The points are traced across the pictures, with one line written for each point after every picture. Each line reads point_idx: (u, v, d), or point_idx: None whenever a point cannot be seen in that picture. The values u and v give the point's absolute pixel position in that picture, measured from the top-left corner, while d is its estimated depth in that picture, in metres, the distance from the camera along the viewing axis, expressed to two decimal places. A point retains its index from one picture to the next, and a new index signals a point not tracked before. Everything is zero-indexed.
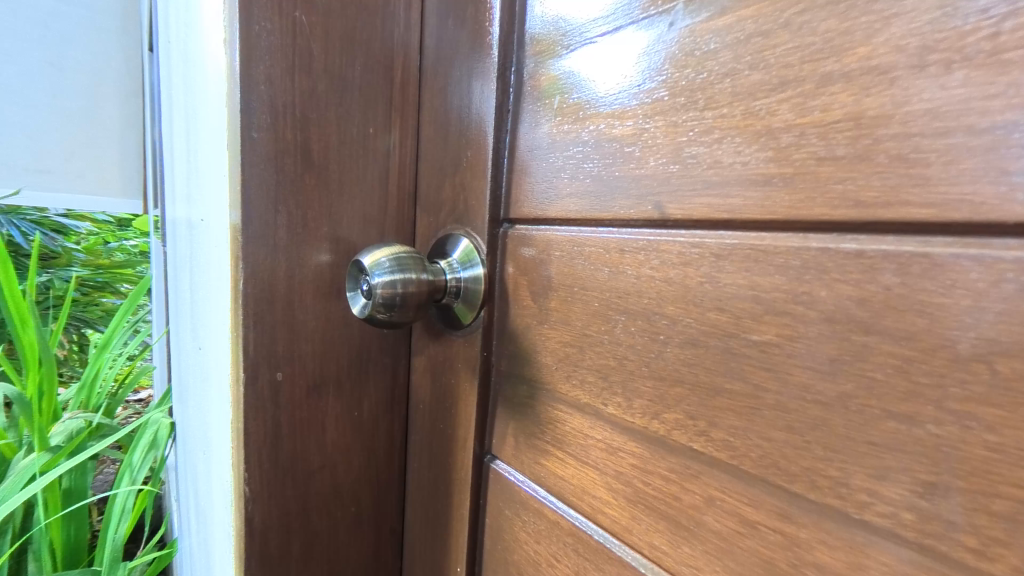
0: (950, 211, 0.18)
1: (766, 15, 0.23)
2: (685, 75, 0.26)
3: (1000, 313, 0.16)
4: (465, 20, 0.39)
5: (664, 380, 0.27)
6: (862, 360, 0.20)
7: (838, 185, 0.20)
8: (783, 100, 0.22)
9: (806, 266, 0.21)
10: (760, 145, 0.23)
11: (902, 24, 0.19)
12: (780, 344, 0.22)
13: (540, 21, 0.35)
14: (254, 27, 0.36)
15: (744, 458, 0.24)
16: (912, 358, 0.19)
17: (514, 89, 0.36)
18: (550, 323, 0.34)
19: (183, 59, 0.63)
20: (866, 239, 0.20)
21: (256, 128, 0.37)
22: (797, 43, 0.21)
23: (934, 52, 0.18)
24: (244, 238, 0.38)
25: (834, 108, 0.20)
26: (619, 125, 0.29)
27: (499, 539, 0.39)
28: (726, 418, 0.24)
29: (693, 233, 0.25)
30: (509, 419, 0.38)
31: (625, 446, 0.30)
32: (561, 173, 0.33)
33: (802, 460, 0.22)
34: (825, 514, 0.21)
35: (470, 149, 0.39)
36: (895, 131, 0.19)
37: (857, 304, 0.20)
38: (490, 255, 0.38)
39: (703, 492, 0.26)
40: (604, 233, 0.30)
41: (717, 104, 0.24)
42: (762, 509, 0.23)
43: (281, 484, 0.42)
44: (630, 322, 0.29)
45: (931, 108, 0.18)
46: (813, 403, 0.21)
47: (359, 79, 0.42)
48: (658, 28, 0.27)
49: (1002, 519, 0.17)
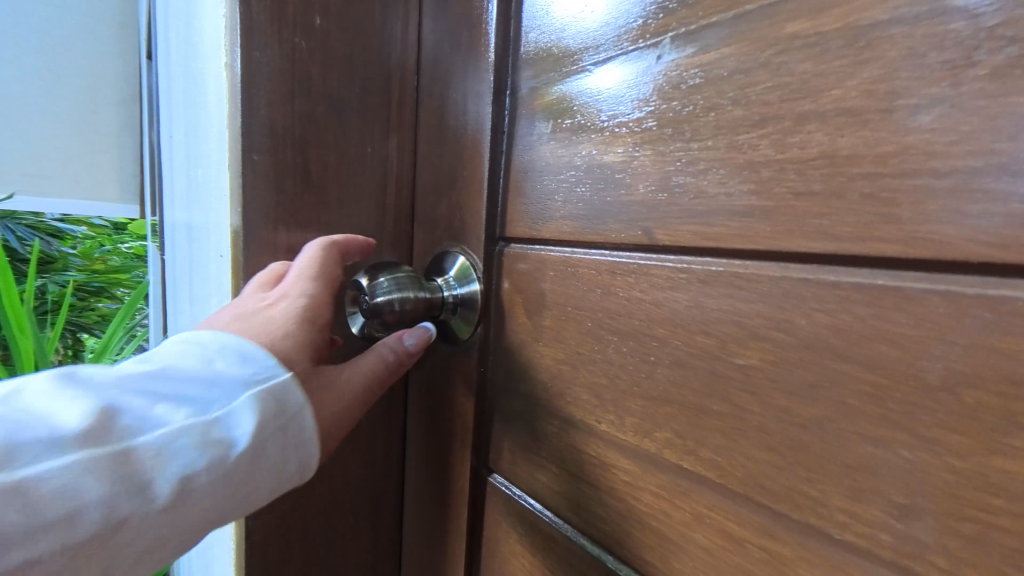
0: (918, 248, 0.19)
1: (747, 54, 0.24)
2: (672, 107, 0.27)
3: (965, 347, 0.18)
4: (460, 44, 0.40)
5: (654, 400, 0.28)
6: (839, 387, 0.21)
7: (815, 219, 0.21)
8: (764, 136, 0.23)
9: (787, 295, 0.22)
10: (742, 177, 0.24)
11: (874, 69, 0.20)
12: (763, 368, 0.23)
13: (534, 46, 0.36)
14: (255, 54, 0.38)
15: (730, 477, 0.25)
16: (884, 386, 0.20)
17: (509, 112, 0.37)
18: (544, 341, 0.35)
19: (180, 71, 0.63)
20: (842, 271, 0.21)
21: (256, 151, 0.38)
22: (776, 83, 0.22)
23: (901, 99, 0.19)
24: (244, 256, 0.39)
25: (811, 145, 0.21)
26: (609, 151, 0.30)
27: (496, 551, 0.40)
28: (713, 437, 0.25)
29: (681, 259, 0.26)
30: (506, 434, 0.39)
31: (618, 462, 0.30)
32: (554, 196, 0.34)
33: (784, 480, 0.23)
34: (806, 531, 0.22)
35: (465, 169, 0.40)
36: (867, 170, 0.20)
37: (833, 333, 0.21)
38: (486, 272, 0.39)
39: (691, 509, 0.27)
40: (596, 255, 0.31)
41: (702, 135, 0.25)
42: (747, 526, 0.24)
43: (280, 498, 0.42)
44: (621, 343, 0.30)
45: (901, 150, 0.19)
46: (793, 425, 0.22)
47: (357, 99, 0.42)
48: (646, 60, 0.28)
49: (968, 540, 0.18)
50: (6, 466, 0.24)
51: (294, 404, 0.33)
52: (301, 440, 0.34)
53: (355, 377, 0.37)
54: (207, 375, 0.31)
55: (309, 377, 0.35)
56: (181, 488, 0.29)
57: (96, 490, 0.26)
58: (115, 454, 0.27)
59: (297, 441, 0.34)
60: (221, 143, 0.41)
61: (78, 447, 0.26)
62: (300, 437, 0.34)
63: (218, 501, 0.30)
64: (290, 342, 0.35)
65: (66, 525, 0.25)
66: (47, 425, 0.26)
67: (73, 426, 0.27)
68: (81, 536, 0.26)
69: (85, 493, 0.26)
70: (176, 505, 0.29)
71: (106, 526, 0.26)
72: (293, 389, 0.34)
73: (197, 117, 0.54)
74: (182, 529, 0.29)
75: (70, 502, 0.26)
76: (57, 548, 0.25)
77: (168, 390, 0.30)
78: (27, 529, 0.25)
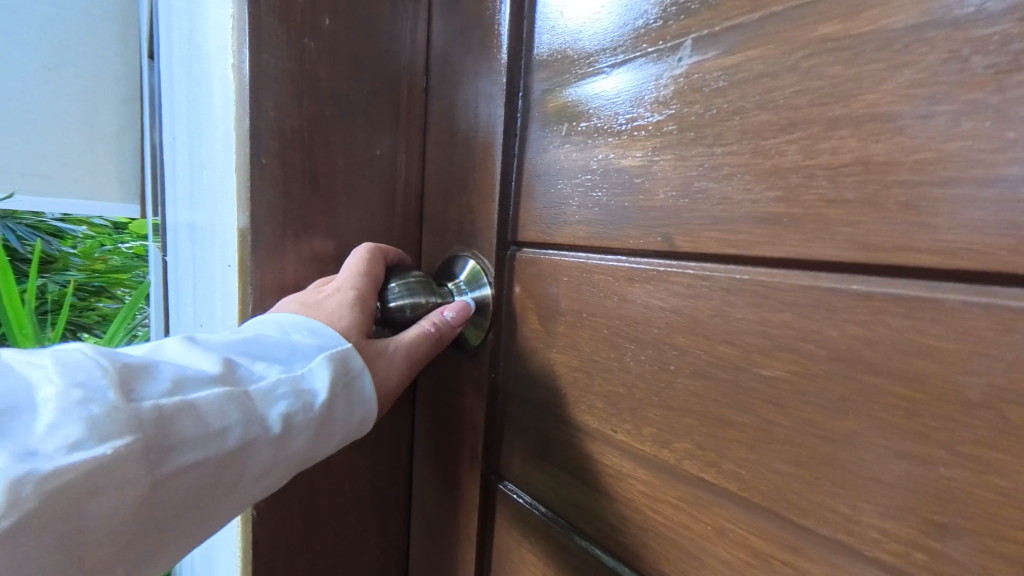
0: (958, 259, 0.18)
1: (775, 57, 0.23)
2: (694, 110, 0.26)
3: (1010, 362, 0.17)
4: (471, 45, 0.39)
5: (673, 410, 0.27)
6: (872, 401, 0.20)
7: (847, 227, 0.21)
8: (792, 141, 0.22)
9: (816, 304, 0.22)
10: (769, 183, 0.23)
11: (911, 74, 0.19)
12: (791, 380, 0.23)
13: (547, 48, 0.35)
14: (264, 56, 0.37)
15: (754, 490, 0.24)
16: (921, 401, 0.19)
17: (521, 114, 0.37)
18: (558, 347, 0.34)
19: (184, 72, 0.62)
20: (876, 281, 0.20)
21: (264, 153, 0.38)
22: (805, 86, 0.22)
23: (940, 103, 0.18)
24: (251, 260, 0.38)
25: (843, 151, 0.21)
26: (627, 155, 0.29)
27: (506, 560, 0.40)
28: (736, 450, 0.25)
29: (703, 266, 0.26)
30: (518, 441, 0.38)
31: (635, 472, 0.30)
32: (568, 200, 0.33)
33: (812, 495, 0.22)
34: (835, 548, 0.22)
35: (476, 173, 0.39)
36: (903, 178, 0.19)
37: (866, 345, 0.20)
38: (498, 277, 0.38)
39: (713, 522, 0.26)
40: (612, 261, 0.30)
41: (726, 140, 0.25)
42: (772, 541, 0.24)
43: (288, 506, 0.42)
44: (639, 351, 0.29)
45: (939, 157, 0.18)
46: (822, 439, 0.22)
47: (366, 101, 0.42)
48: (666, 62, 0.27)
49: (1010, 561, 0.17)
50: (172, 390, 0.27)
51: (360, 367, 0.35)
52: (364, 399, 0.35)
53: (410, 359, 0.38)
54: (288, 343, 0.34)
55: (368, 349, 0.37)
56: (289, 427, 0.31)
57: (235, 415, 0.29)
58: (247, 390, 0.30)
59: (361, 399, 0.35)
60: (227, 145, 0.40)
61: (218, 382, 0.29)
62: (363, 399, 0.35)
63: (312, 445, 0.33)
64: (348, 319, 0.36)
65: (210, 444, 0.27)
66: (192, 364, 0.29)
67: (217, 364, 0.30)
68: (218, 457, 0.28)
69: (228, 418, 0.28)
70: (284, 441, 0.31)
71: (236, 452, 0.28)
72: (355, 355, 0.36)
73: (201, 118, 0.53)
74: (288, 461, 0.31)
75: (217, 423, 0.28)
76: (201, 462, 0.27)
77: (263, 349, 0.33)
78: (181, 443, 0.26)
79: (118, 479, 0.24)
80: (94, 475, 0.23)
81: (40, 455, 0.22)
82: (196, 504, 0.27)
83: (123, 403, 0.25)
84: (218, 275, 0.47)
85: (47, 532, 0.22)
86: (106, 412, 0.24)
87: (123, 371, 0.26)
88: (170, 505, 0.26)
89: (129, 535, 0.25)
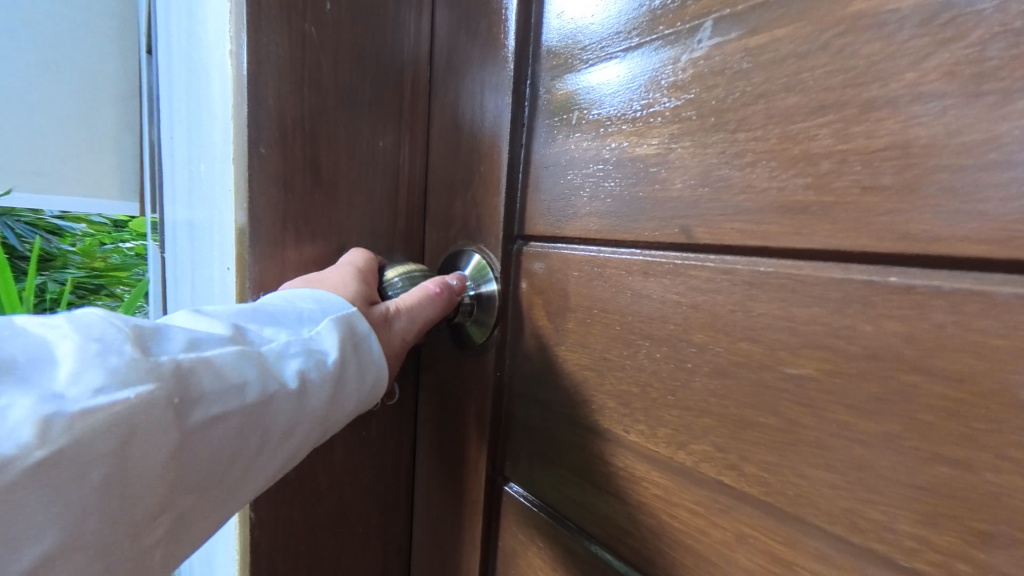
0: (1009, 248, 0.17)
1: (804, 37, 0.22)
2: (715, 94, 0.25)
3: None
4: (477, 32, 0.38)
5: (690, 411, 0.26)
6: (910, 401, 0.19)
7: (884, 216, 0.19)
8: (823, 125, 0.21)
9: (848, 298, 0.20)
10: (797, 170, 0.22)
11: (957, 50, 0.18)
12: (820, 379, 0.21)
13: (557, 34, 0.34)
14: (263, 41, 0.36)
15: (778, 495, 0.23)
16: (965, 401, 0.18)
17: (529, 103, 0.35)
18: (568, 345, 0.33)
19: (182, 65, 0.61)
20: (915, 273, 0.19)
21: (263, 143, 0.37)
22: (838, 66, 0.21)
23: (990, 81, 0.17)
24: (250, 254, 0.37)
25: (879, 135, 0.19)
26: (643, 143, 0.28)
27: (512, 564, 0.38)
28: (759, 452, 0.23)
29: (724, 259, 0.24)
30: (525, 441, 0.37)
31: (649, 475, 0.29)
32: (579, 192, 0.32)
33: (843, 501, 0.21)
34: (868, 558, 0.20)
35: (482, 164, 0.38)
36: (947, 162, 0.18)
37: (905, 342, 0.19)
38: (505, 271, 0.36)
39: (733, 528, 0.25)
40: (626, 254, 0.29)
41: (750, 125, 0.23)
42: (797, 549, 0.23)
43: (287, 509, 0.40)
44: (654, 348, 0.28)
45: (988, 139, 0.17)
46: (854, 442, 0.20)
47: (368, 90, 0.40)
48: (685, 45, 0.26)
49: None
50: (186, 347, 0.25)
51: (366, 329, 0.34)
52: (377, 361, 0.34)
53: (415, 322, 0.36)
54: (295, 310, 0.32)
55: (371, 314, 0.35)
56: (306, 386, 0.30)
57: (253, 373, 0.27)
58: (261, 350, 0.28)
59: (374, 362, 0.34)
60: (225, 136, 0.39)
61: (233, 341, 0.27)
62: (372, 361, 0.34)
63: (331, 404, 0.31)
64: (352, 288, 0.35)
65: (231, 400, 0.26)
66: (202, 326, 0.27)
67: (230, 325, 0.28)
68: (241, 414, 0.26)
69: (245, 374, 0.27)
70: (303, 399, 0.29)
71: (257, 408, 0.27)
72: (361, 318, 0.34)
73: (199, 110, 0.52)
74: (307, 422, 0.30)
75: (235, 378, 0.26)
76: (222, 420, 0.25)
77: (268, 315, 0.31)
78: (202, 397, 0.24)
79: (143, 434, 0.22)
80: (118, 424, 0.21)
81: (66, 399, 0.20)
82: (219, 464, 0.25)
83: (142, 355, 0.23)
84: (216, 270, 0.46)
85: (69, 494, 0.20)
86: (128, 362, 0.22)
87: (136, 327, 0.24)
88: (194, 467, 0.24)
89: (154, 494, 0.22)
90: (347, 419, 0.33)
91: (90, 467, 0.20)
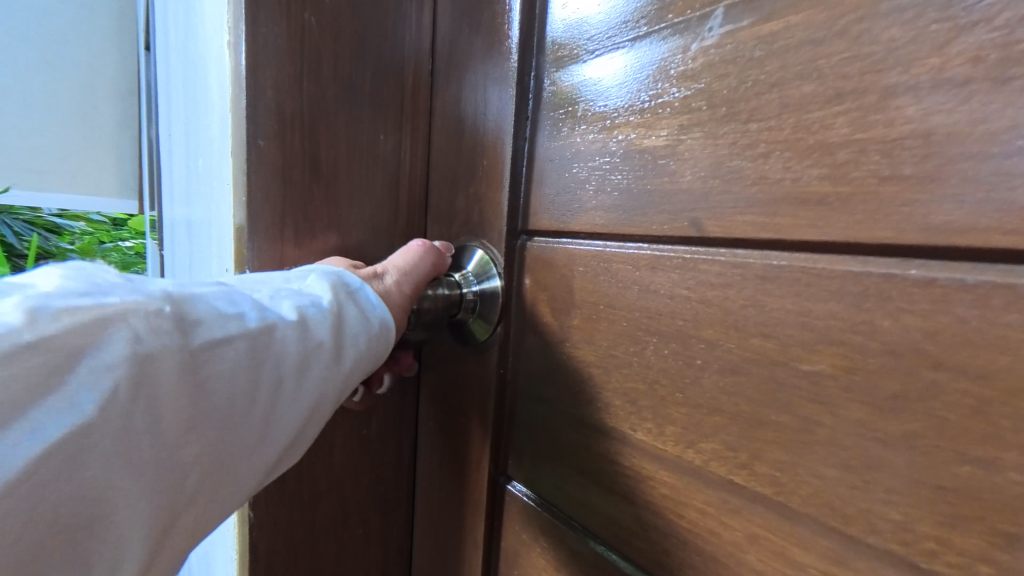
0: None
1: (820, 23, 0.21)
2: (726, 84, 0.24)
3: None
4: (480, 24, 0.37)
5: (700, 409, 0.26)
6: (931, 398, 0.18)
7: (904, 207, 0.19)
8: (840, 113, 0.20)
9: (866, 293, 0.20)
10: (813, 160, 0.21)
11: (982, 34, 0.17)
12: (836, 375, 0.21)
13: (562, 24, 0.33)
14: (261, 32, 0.35)
15: (791, 495, 0.22)
16: (989, 398, 0.17)
17: (533, 95, 0.35)
18: (573, 342, 0.32)
19: (180, 60, 0.60)
20: (937, 266, 0.18)
21: (262, 136, 0.36)
22: (856, 53, 0.20)
23: (1016, 66, 0.16)
24: (250, 251, 0.37)
25: (899, 123, 0.19)
26: (651, 135, 0.27)
27: (516, 565, 0.38)
28: (772, 451, 0.23)
29: (735, 253, 0.24)
30: (529, 440, 0.36)
31: (656, 475, 0.28)
32: (585, 185, 0.31)
33: (859, 501, 0.20)
34: (885, 559, 0.20)
35: (485, 158, 0.37)
36: (971, 151, 0.17)
37: (925, 337, 0.18)
38: (508, 268, 0.36)
39: (744, 529, 0.24)
40: (632, 249, 0.28)
41: (762, 115, 0.23)
42: (811, 550, 0.22)
43: (286, 509, 0.40)
44: (662, 345, 0.27)
45: (1014, 126, 0.16)
46: (872, 440, 0.20)
47: (368, 83, 0.40)
48: (695, 34, 0.25)
49: None
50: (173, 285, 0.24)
51: (358, 281, 0.32)
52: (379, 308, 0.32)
53: (408, 277, 0.35)
54: (284, 274, 0.31)
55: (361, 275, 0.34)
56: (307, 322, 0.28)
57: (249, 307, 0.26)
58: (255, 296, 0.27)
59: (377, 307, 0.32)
60: (223, 129, 0.38)
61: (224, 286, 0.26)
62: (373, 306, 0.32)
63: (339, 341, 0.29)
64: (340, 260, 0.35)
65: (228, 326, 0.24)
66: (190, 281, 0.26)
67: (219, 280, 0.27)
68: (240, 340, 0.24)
69: (239, 307, 0.25)
70: (307, 330, 0.27)
71: (257, 336, 0.25)
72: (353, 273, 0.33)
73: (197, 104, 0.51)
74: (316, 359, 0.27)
75: (230, 308, 0.25)
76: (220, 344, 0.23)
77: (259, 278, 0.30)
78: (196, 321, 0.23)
79: (134, 344, 0.20)
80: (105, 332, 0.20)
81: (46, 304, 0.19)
82: (221, 395, 0.23)
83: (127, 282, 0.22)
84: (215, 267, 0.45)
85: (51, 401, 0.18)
86: (112, 283, 0.22)
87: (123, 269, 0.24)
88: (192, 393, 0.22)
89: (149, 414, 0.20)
90: (360, 367, 0.30)
91: (79, 375, 0.19)
